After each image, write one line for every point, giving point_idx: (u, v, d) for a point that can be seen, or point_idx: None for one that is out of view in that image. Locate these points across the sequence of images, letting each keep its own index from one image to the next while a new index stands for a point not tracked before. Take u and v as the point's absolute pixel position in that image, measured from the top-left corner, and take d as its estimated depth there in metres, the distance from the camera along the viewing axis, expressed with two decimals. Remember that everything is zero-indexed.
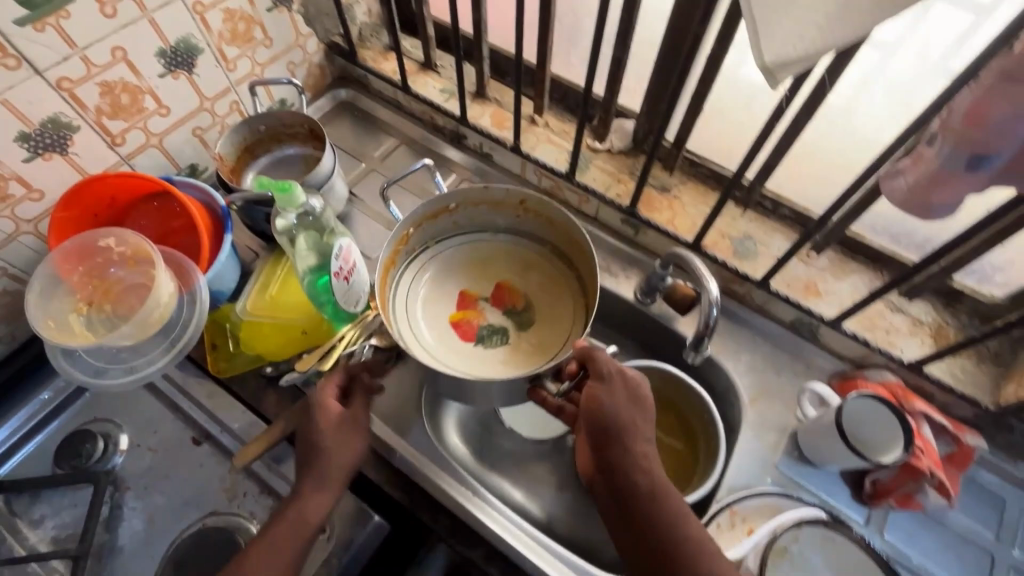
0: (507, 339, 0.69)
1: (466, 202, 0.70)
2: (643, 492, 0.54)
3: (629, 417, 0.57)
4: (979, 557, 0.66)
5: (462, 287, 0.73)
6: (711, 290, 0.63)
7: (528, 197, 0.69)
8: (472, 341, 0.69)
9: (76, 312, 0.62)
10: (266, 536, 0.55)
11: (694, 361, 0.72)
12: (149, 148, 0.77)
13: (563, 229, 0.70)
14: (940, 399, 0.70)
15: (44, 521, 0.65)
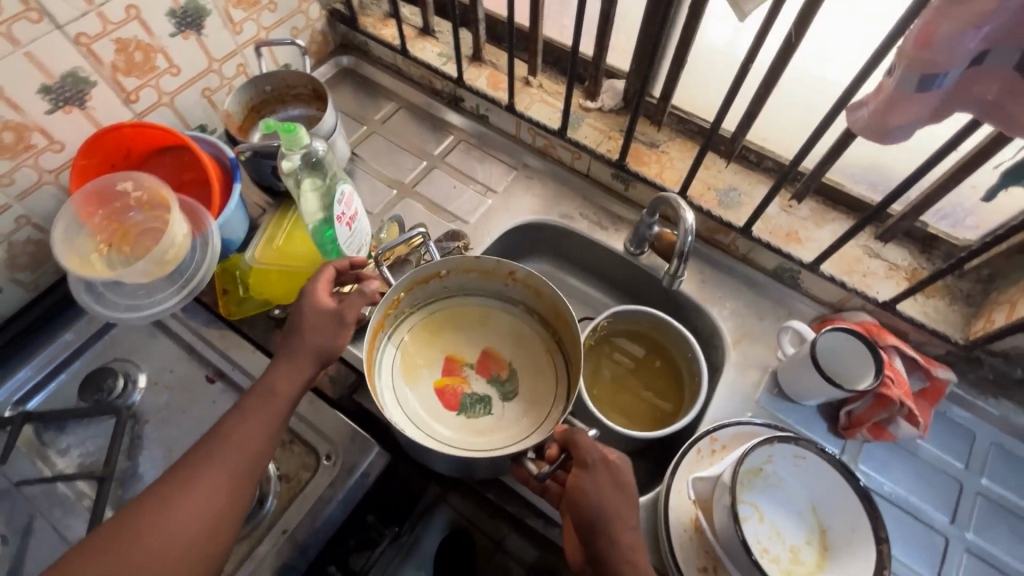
0: (491, 409, 0.69)
1: (455, 267, 0.71)
2: None
3: (611, 505, 0.54)
4: (948, 484, 0.69)
5: (448, 352, 0.73)
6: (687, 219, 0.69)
7: (517, 269, 0.69)
8: (456, 410, 0.68)
9: (97, 251, 0.66)
10: (241, 408, 0.57)
11: (672, 285, 0.77)
12: (161, 107, 0.81)
13: (549, 302, 0.71)
14: (915, 339, 0.73)
15: (70, 449, 0.70)
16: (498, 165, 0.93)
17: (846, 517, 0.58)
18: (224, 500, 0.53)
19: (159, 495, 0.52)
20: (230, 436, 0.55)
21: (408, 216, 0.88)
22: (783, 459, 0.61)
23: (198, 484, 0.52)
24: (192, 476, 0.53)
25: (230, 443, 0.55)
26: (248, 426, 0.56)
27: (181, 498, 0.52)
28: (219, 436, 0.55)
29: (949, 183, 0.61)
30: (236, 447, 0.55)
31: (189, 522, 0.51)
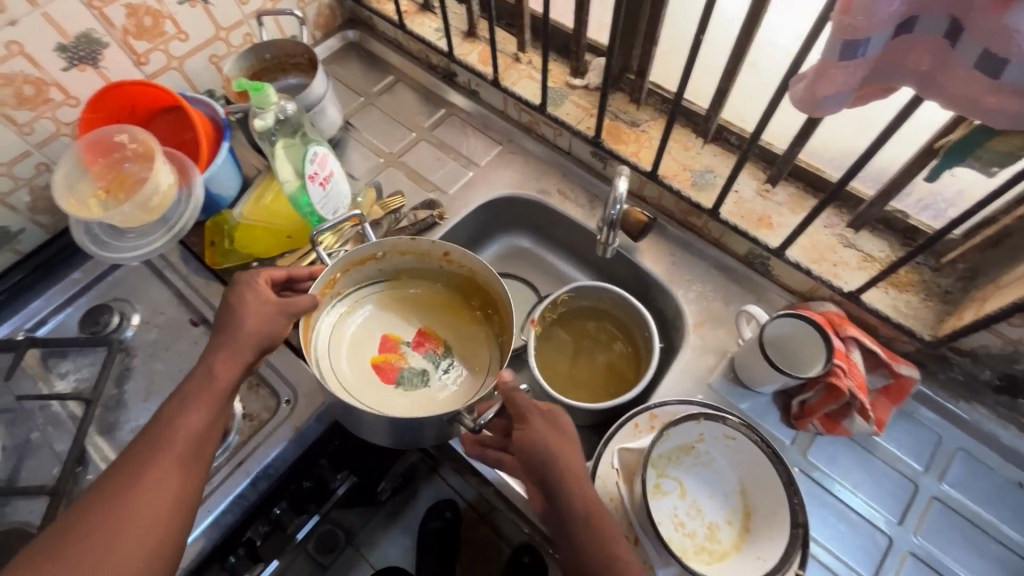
0: (427, 381, 0.72)
1: (391, 249, 0.74)
2: (580, 515, 0.52)
3: (558, 447, 0.55)
4: (901, 484, 0.67)
5: (386, 330, 0.76)
6: (620, 188, 0.68)
7: (449, 250, 0.73)
8: (393, 385, 0.71)
9: (95, 197, 0.74)
10: (179, 400, 0.56)
11: (604, 255, 0.76)
12: (170, 70, 0.88)
13: (484, 282, 0.74)
14: (884, 334, 0.69)
15: (69, 374, 0.78)
16: (483, 139, 0.95)
17: (770, 501, 0.57)
18: (172, 494, 0.52)
19: (99, 500, 0.50)
20: (169, 427, 0.54)
21: (390, 184, 0.91)
22: (714, 439, 0.60)
23: (139, 483, 0.51)
24: (131, 475, 0.51)
25: (171, 434, 0.54)
26: (188, 409, 0.55)
27: (125, 497, 0.50)
28: (157, 430, 0.54)
29: (914, 169, 0.59)
30: (178, 439, 0.54)
31: (137, 511, 0.50)
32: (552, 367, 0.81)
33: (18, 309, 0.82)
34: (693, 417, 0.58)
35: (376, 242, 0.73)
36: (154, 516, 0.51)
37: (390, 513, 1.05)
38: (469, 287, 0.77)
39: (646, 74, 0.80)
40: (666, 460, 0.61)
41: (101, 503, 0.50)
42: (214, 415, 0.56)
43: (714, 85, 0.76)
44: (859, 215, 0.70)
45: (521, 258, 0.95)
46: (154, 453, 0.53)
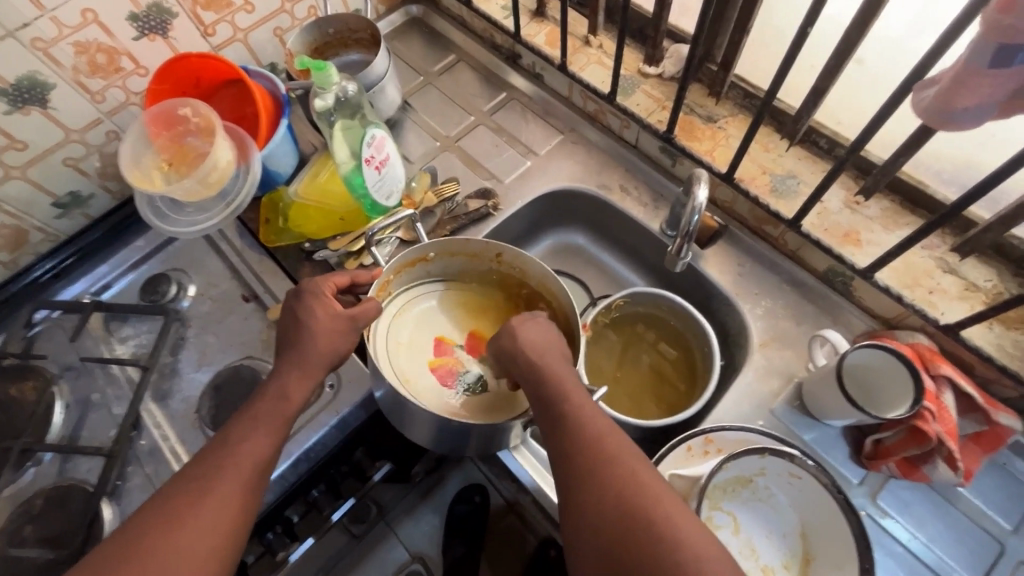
0: (483, 386, 0.69)
1: (443, 251, 0.72)
2: (560, 397, 0.53)
3: (561, 369, 0.55)
4: (984, 542, 0.60)
5: (437, 334, 0.73)
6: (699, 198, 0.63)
7: (503, 251, 0.70)
8: (450, 390, 0.68)
9: (159, 169, 0.74)
10: (241, 427, 0.56)
11: (675, 267, 0.70)
12: (235, 42, 0.87)
13: (538, 282, 0.71)
14: (980, 375, 0.62)
15: (128, 338, 0.80)
16: (545, 127, 0.90)
17: (837, 552, 0.52)
18: (231, 520, 0.52)
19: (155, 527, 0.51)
20: (226, 458, 0.54)
21: (445, 170, 0.88)
22: (776, 475, 0.56)
23: (189, 516, 0.51)
24: (193, 504, 0.52)
25: (224, 467, 0.54)
26: (255, 436, 0.56)
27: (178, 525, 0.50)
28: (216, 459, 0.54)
29: None
30: (235, 469, 0.54)
31: (193, 534, 0.50)
32: (601, 374, 0.77)
33: (86, 272, 0.85)
34: (758, 451, 0.53)
35: (427, 244, 0.71)
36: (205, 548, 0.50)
37: (420, 492, 1.04)
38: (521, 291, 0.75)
39: (731, 66, 0.73)
40: (722, 492, 0.57)
41: (159, 531, 0.50)
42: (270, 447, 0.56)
43: (806, 80, 0.69)
44: (967, 239, 0.62)
45: (574, 255, 0.91)
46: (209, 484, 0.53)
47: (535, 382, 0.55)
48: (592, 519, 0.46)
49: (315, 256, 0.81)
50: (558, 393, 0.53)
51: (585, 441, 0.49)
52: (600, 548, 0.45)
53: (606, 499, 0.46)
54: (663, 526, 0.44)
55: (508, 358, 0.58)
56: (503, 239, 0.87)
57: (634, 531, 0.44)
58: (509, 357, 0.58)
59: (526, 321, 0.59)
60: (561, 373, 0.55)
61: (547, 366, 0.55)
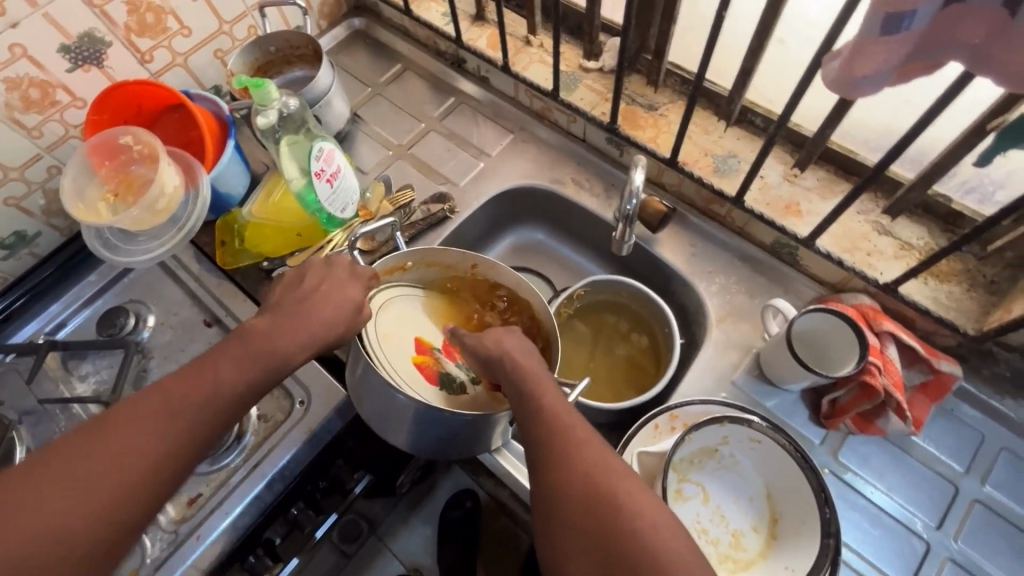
0: (465, 388, 0.65)
1: (422, 260, 0.70)
2: (528, 397, 0.53)
3: (539, 369, 0.55)
4: (941, 486, 0.63)
5: (416, 334, 0.68)
6: (636, 180, 0.65)
7: (480, 264, 0.70)
8: (436, 387, 0.63)
9: (103, 200, 0.73)
10: (232, 360, 0.52)
11: (620, 252, 0.73)
12: (175, 67, 0.86)
13: (510, 293, 0.71)
14: (922, 328, 0.65)
15: (88, 376, 0.78)
16: (495, 128, 0.92)
17: (801, 508, 0.54)
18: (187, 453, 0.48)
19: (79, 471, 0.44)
20: (198, 389, 0.50)
21: (399, 178, 0.88)
22: (738, 442, 0.58)
23: (147, 439, 0.46)
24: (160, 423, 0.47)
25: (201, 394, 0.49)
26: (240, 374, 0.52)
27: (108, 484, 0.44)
28: (171, 407, 0.48)
29: (959, 151, 0.54)
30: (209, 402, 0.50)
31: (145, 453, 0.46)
32: (571, 366, 0.78)
33: (39, 312, 0.83)
34: (717, 420, 0.55)
35: (406, 252, 0.69)
36: (127, 515, 0.45)
37: (409, 503, 1.04)
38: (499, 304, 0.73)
39: (664, 54, 0.75)
40: (689, 465, 0.59)
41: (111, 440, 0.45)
42: (237, 412, 0.51)
43: (735, 63, 0.72)
44: (896, 200, 0.65)
45: (536, 251, 0.93)
46: (159, 442, 0.47)
47: (513, 381, 0.55)
48: (561, 504, 0.47)
49: (274, 275, 0.80)
50: (529, 396, 0.53)
51: (558, 436, 0.50)
52: (573, 533, 0.46)
53: (577, 488, 0.47)
54: (630, 506, 0.45)
55: (487, 365, 0.59)
56: (463, 241, 0.88)
57: (598, 510, 0.45)
58: (487, 362, 0.58)
59: (509, 333, 0.59)
60: (538, 371, 0.55)
61: (527, 367, 0.55)
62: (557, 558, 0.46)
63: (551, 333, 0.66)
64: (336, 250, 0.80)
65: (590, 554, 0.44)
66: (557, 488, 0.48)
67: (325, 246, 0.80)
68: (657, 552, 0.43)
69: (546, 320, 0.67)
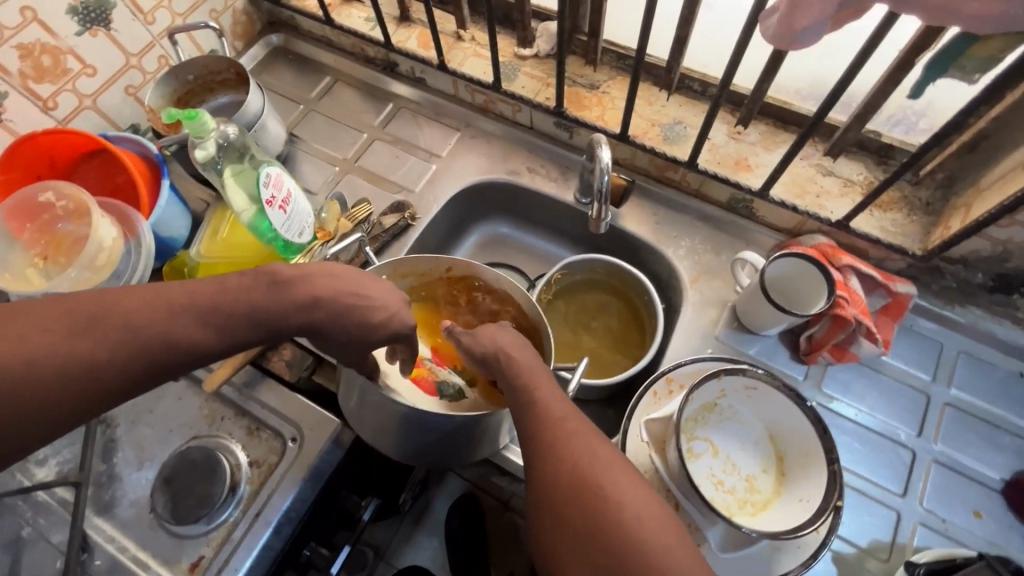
0: (463, 390, 0.66)
1: (397, 272, 0.68)
2: (521, 395, 0.54)
3: (534, 366, 0.56)
4: (916, 397, 0.68)
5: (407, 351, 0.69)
6: (605, 159, 0.65)
7: (456, 266, 0.68)
8: (435, 396, 0.64)
9: (33, 266, 0.67)
10: (254, 286, 0.49)
11: (598, 230, 0.71)
12: (85, 111, 0.79)
13: (491, 288, 0.69)
14: (875, 256, 0.70)
15: (48, 459, 0.71)
16: (440, 128, 0.90)
17: (802, 442, 0.58)
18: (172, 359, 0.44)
19: (55, 326, 0.40)
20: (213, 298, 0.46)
21: (352, 193, 0.86)
22: (736, 392, 0.60)
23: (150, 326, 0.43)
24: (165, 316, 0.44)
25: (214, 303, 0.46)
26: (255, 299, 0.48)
27: (75, 358, 0.40)
28: (176, 315, 0.44)
29: (887, 88, 0.58)
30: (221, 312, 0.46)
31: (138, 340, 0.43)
32: (562, 350, 0.79)
33: None
34: (715, 375, 0.57)
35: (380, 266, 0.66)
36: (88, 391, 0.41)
37: (413, 520, 1.02)
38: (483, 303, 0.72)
39: (599, 33, 0.77)
40: (693, 423, 0.61)
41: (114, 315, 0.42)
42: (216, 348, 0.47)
43: (668, 32, 0.74)
44: (835, 142, 0.70)
45: (503, 245, 0.92)
46: (137, 343, 0.43)
47: (511, 378, 0.55)
48: (548, 495, 0.47)
49: None
50: (523, 392, 0.54)
51: (548, 429, 0.50)
52: (556, 522, 0.46)
53: (563, 479, 0.47)
54: (612, 494, 0.45)
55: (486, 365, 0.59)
56: (428, 247, 0.86)
57: (585, 501, 0.45)
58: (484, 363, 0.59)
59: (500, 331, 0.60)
60: (532, 367, 0.56)
61: (522, 365, 0.56)
62: (545, 549, 0.47)
63: (540, 323, 0.64)
64: None
65: (572, 542, 0.45)
66: (545, 479, 0.48)
67: None
68: (639, 540, 0.43)
69: (532, 311, 0.65)
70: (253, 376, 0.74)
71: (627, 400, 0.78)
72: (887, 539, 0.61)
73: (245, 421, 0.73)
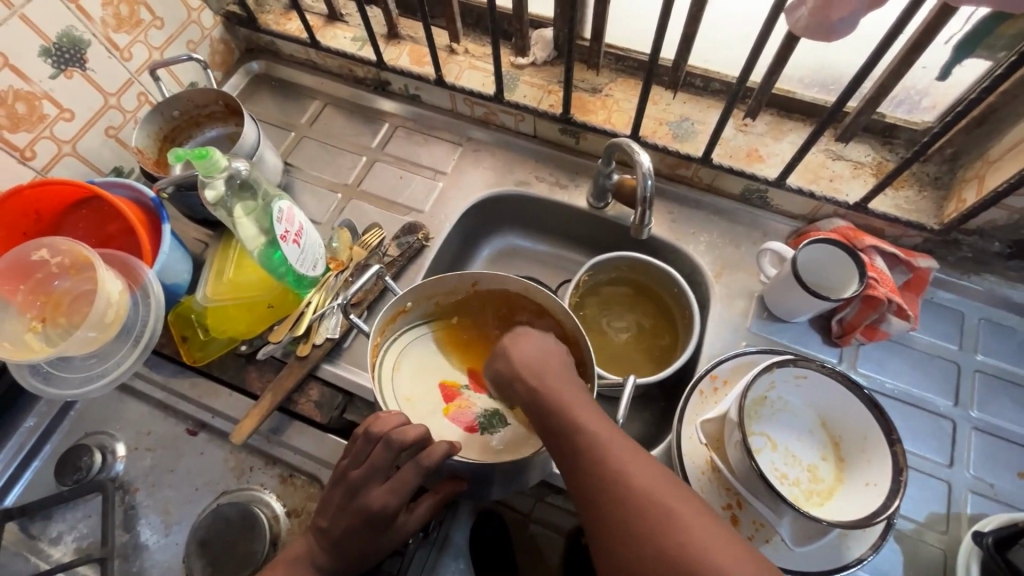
0: (507, 417, 0.63)
1: (421, 296, 0.66)
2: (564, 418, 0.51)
3: (593, 435, 0.48)
4: (947, 368, 0.69)
5: (439, 379, 0.67)
6: (643, 163, 0.64)
7: (481, 280, 0.66)
8: (477, 431, 0.62)
9: (30, 330, 0.61)
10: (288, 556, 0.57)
11: (641, 236, 0.68)
12: (65, 158, 0.74)
13: (521, 297, 0.67)
14: (891, 234, 0.72)
15: (62, 536, 0.66)
16: (441, 145, 0.88)
17: (858, 425, 0.58)
18: None
19: None
20: None
21: (359, 219, 0.83)
22: (785, 382, 0.60)
23: None
24: None
25: None
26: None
27: None
28: None
29: (901, 70, 0.59)
30: None
31: None
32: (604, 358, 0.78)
33: None
34: (767, 369, 0.57)
35: (403, 294, 0.65)
36: None
37: None
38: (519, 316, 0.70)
39: (601, 37, 0.76)
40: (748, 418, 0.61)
41: None
42: None
43: (673, 30, 0.74)
44: (845, 127, 0.71)
45: (515, 256, 0.91)
46: None
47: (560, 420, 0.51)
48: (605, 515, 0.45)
49: (256, 358, 0.72)
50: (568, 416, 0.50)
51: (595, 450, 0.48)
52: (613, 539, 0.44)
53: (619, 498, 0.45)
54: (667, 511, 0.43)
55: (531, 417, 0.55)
56: (442, 267, 0.84)
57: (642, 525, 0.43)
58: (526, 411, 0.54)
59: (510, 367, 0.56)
60: (601, 430, 0.48)
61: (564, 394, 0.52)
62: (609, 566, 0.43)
63: (575, 329, 0.63)
64: (320, 311, 0.72)
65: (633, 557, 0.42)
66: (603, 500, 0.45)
67: (306, 310, 0.72)
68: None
69: (565, 317, 0.64)
70: (279, 421, 0.70)
71: (663, 401, 0.77)
72: (942, 510, 0.62)
73: (276, 469, 0.68)
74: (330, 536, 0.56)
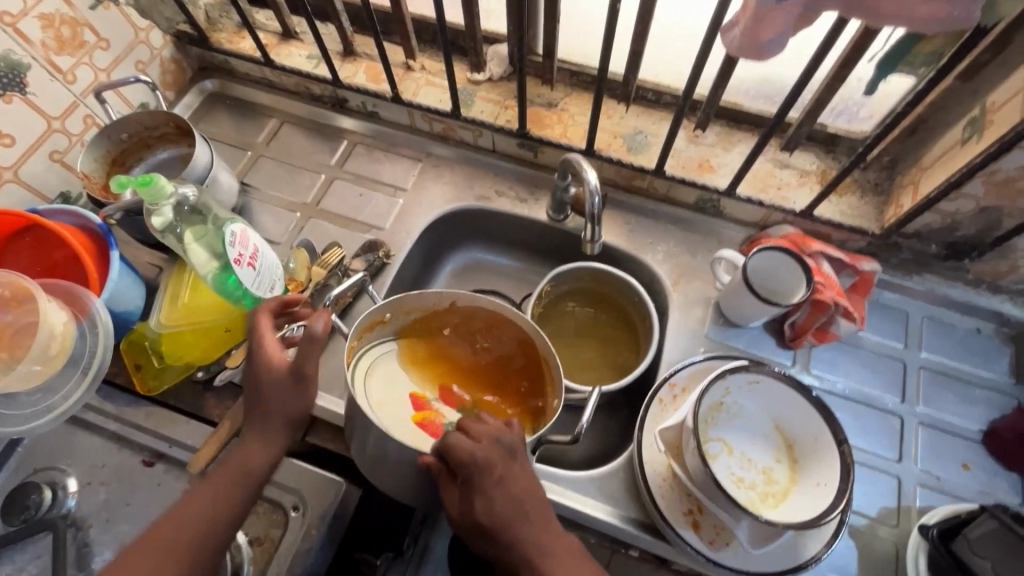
0: None
1: (399, 309, 0.63)
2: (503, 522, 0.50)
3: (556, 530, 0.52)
4: (893, 366, 0.72)
5: (410, 391, 0.62)
6: (591, 180, 0.65)
7: (459, 302, 0.64)
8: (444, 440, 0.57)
9: None
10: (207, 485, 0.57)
11: (592, 251, 0.70)
12: (6, 185, 0.71)
13: (497, 318, 0.65)
14: (837, 238, 0.74)
15: None
16: (400, 161, 0.88)
17: (808, 427, 0.60)
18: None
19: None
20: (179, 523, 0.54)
21: (318, 238, 0.82)
22: (739, 388, 0.62)
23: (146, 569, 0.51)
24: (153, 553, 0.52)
25: (178, 531, 0.53)
26: (206, 502, 0.55)
27: None
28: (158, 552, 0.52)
29: (835, 83, 0.62)
30: (187, 530, 0.53)
31: None
32: (569, 369, 0.79)
33: None
34: (720, 376, 0.59)
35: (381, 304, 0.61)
36: None
37: None
38: (495, 336, 0.67)
39: (553, 53, 0.78)
40: (706, 425, 0.62)
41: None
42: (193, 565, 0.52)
43: (622, 46, 0.76)
44: (789, 137, 0.74)
45: (479, 269, 0.91)
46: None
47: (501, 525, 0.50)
48: None
49: (215, 383, 0.71)
50: (510, 523, 0.50)
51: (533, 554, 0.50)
52: None
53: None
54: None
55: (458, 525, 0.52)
56: (405, 284, 0.84)
57: None
58: (465, 529, 0.51)
59: (497, 484, 0.50)
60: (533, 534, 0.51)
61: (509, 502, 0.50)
62: None
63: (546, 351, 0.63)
64: None
65: None
66: None
67: None
68: None
69: (535, 338, 0.63)
70: None
71: (627, 409, 0.78)
72: (893, 504, 0.65)
73: None
74: (247, 446, 0.58)
